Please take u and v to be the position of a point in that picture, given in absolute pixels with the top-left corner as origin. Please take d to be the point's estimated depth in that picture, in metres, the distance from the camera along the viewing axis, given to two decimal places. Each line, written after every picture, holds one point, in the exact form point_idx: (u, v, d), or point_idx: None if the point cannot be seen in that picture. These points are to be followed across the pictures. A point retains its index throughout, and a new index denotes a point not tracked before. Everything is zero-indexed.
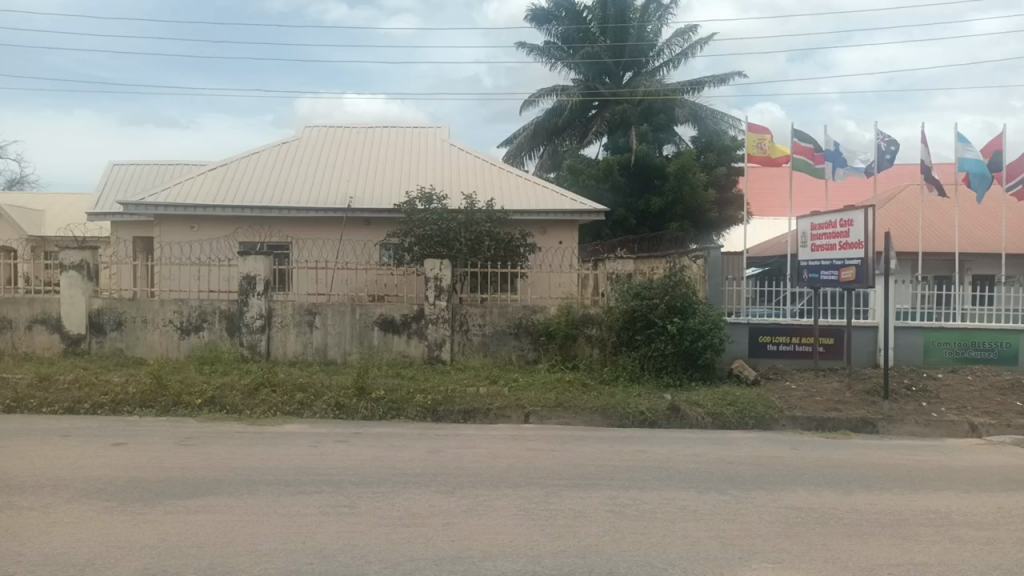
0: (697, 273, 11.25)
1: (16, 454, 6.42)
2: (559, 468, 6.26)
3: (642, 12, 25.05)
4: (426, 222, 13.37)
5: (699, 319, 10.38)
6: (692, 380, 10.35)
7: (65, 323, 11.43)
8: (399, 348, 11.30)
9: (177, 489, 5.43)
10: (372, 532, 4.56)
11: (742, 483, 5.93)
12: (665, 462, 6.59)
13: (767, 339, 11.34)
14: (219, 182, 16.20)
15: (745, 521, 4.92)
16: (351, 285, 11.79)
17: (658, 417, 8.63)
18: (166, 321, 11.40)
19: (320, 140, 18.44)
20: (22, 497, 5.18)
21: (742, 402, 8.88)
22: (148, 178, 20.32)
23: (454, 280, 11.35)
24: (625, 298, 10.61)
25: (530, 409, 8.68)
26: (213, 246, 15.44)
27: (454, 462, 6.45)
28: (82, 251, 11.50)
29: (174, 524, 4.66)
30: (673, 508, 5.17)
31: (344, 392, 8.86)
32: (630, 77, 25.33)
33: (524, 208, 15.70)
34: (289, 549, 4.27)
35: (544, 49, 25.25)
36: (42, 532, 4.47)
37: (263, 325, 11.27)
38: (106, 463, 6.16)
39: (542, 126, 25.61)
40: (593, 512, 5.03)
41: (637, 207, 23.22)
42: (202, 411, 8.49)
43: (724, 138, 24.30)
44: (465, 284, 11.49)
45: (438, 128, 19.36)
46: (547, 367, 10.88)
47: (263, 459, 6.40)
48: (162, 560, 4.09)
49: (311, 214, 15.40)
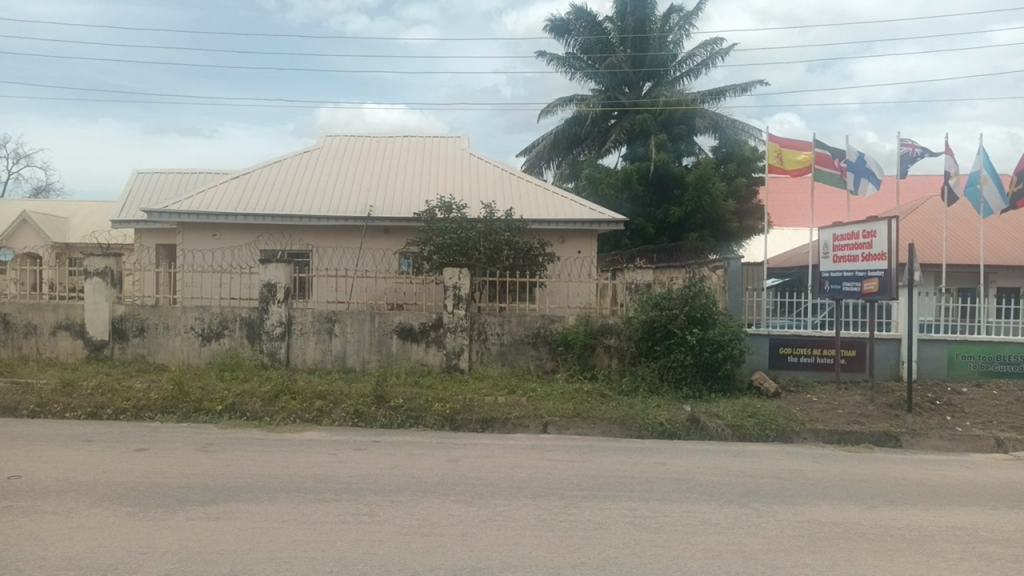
0: (717, 284, 11.20)
1: (40, 458, 6.50)
2: (578, 479, 6.22)
3: (663, 23, 25.07)
4: (446, 230, 13.40)
5: (719, 329, 10.30)
6: (712, 392, 10.27)
7: (89, 328, 11.56)
8: (417, 356, 11.32)
9: (199, 495, 5.46)
10: (392, 540, 4.57)
11: (763, 496, 5.87)
12: (684, 474, 6.54)
13: (787, 351, 11.24)
14: (240, 191, 16.35)
15: (766, 535, 4.87)
16: (370, 293, 11.83)
17: (677, 428, 8.57)
18: (188, 328, 11.51)
19: (340, 150, 18.56)
20: (45, 501, 5.23)
21: (762, 414, 8.80)
22: (171, 186, 20.57)
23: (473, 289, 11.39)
24: (645, 308, 10.57)
25: (548, 419, 8.64)
26: (235, 253, 15.58)
27: (473, 471, 6.44)
28: (106, 258, 11.65)
29: (195, 530, 4.69)
30: (693, 521, 5.13)
31: (363, 400, 8.88)
32: (650, 87, 25.30)
33: (543, 217, 15.70)
34: (309, 557, 4.28)
35: (565, 59, 25.28)
36: (65, 537, 4.51)
37: (283, 332, 11.34)
38: (127, 469, 6.21)
39: (561, 136, 25.64)
40: (613, 524, 5.01)
41: (656, 216, 23.19)
42: (222, 418, 8.56)
43: (744, 148, 24.19)
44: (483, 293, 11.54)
45: (458, 138, 19.44)
46: (565, 377, 10.86)
47: (283, 466, 6.42)
48: (183, 565, 4.11)
49: (332, 223, 15.50)
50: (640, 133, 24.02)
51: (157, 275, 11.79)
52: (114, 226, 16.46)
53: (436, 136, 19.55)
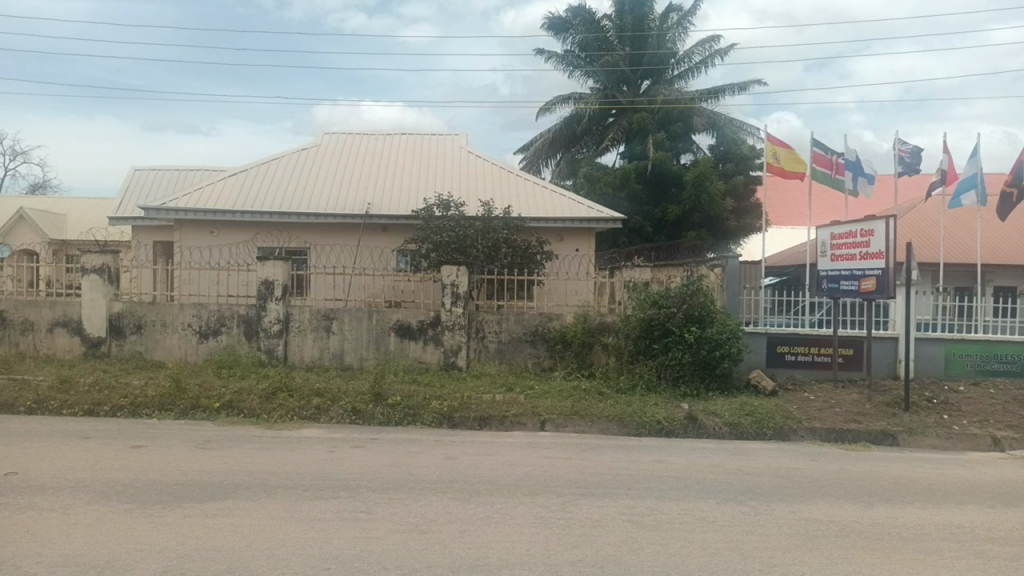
0: (714, 282, 11.24)
1: (37, 455, 6.50)
2: (576, 477, 6.22)
3: (661, 21, 25.05)
4: (444, 229, 13.38)
5: (717, 328, 10.30)
6: (709, 390, 10.28)
7: (86, 325, 11.55)
8: (415, 354, 11.32)
9: (198, 492, 5.46)
10: (389, 538, 4.57)
11: (761, 494, 5.88)
12: (682, 473, 6.54)
13: (784, 350, 11.25)
14: (238, 188, 16.33)
15: (764, 533, 4.88)
16: (368, 290, 11.81)
17: (674, 426, 8.58)
18: (186, 325, 11.50)
19: (338, 147, 18.53)
20: (43, 498, 5.22)
21: (760, 412, 8.81)
22: (168, 184, 20.54)
23: (470, 287, 11.39)
24: (643, 306, 10.57)
25: (545, 417, 8.66)
26: (232, 250, 15.55)
27: (471, 469, 6.45)
28: (103, 255, 11.64)
29: (192, 527, 4.69)
30: (691, 519, 5.14)
31: (360, 397, 8.87)
32: (648, 85, 25.28)
33: (541, 216, 15.70)
34: (306, 554, 4.28)
35: (563, 57, 25.26)
36: (62, 534, 4.50)
37: (280, 329, 11.33)
38: (124, 466, 6.19)
39: (559, 134, 25.64)
40: (611, 522, 5.01)
41: (653, 215, 23.23)
42: (219, 415, 8.56)
43: (742, 147, 24.20)
44: (480, 291, 11.57)
45: (456, 136, 19.42)
46: (563, 375, 10.86)
47: (281, 464, 6.41)
48: (181, 562, 4.11)
49: (328, 220, 15.48)
50: (638, 132, 24.03)
51: (154, 272, 11.78)
52: (111, 223, 16.44)
53: (433, 134, 19.51)
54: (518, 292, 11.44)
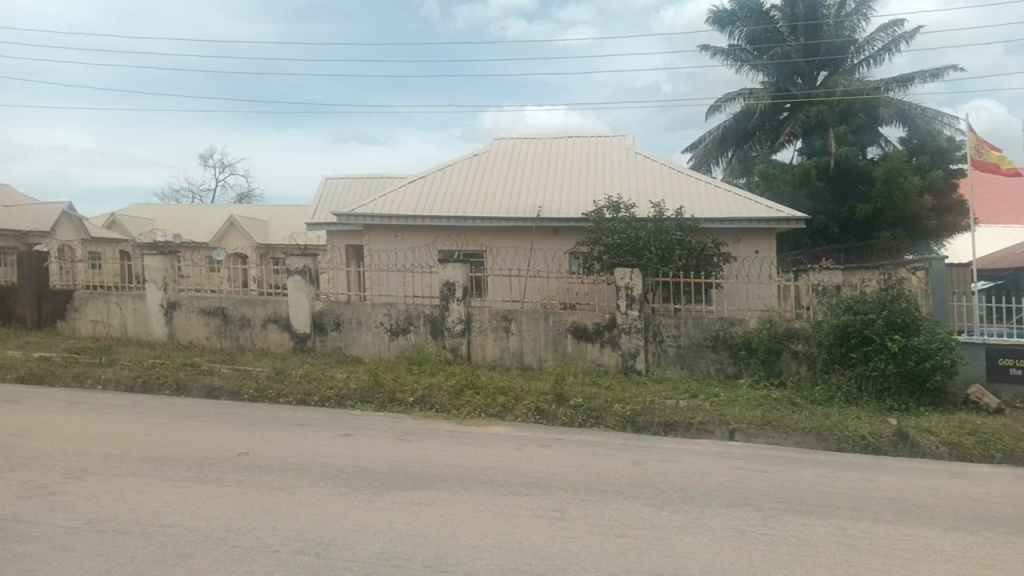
0: (918, 287, 10.35)
1: (262, 438, 7.21)
2: (778, 492, 5.94)
3: (838, 7, 23.31)
4: (614, 231, 13.33)
5: (924, 336, 9.42)
6: (919, 405, 9.41)
7: (295, 321, 12.66)
8: (593, 356, 11.34)
9: (403, 480, 5.81)
10: (586, 539, 4.59)
11: (994, 524, 5.29)
12: (898, 495, 6.03)
13: (1008, 362, 10.03)
14: (416, 194, 17.14)
15: (1007, 569, 4.39)
16: (545, 294, 12.00)
17: (882, 444, 7.93)
18: (377, 324, 12.28)
19: (505, 152, 18.97)
20: (272, 477, 5.78)
21: (982, 432, 7.96)
22: (355, 190, 22.04)
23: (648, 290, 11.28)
24: (835, 313, 9.91)
25: (735, 426, 8.36)
26: (416, 254, 16.38)
27: (663, 475, 6.34)
28: (304, 258, 12.63)
29: (401, 513, 4.99)
30: (915, 545, 4.73)
31: (545, 398, 9.04)
32: (826, 77, 23.72)
33: (716, 216, 15.21)
34: (507, 548, 4.40)
35: (729, 52, 24.28)
36: (291, 510, 4.95)
37: (462, 329, 11.81)
38: (338, 452, 6.72)
39: (733, 131, 24.64)
40: (823, 542, 4.73)
41: (839, 214, 21.77)
42: (414, 409, 9.05)
43: (940, 138, 22.00)
44: (658, 294, 11.43)
45: (623, 137, 19.28)
46: (750, 383, 10.38)
47: (474, 458, 6.67)
48: (394, 546, 4.37)
49: (502, 223, 15.89)
50: (818, 126, 22.54)
51: (348, 274, 12.67)
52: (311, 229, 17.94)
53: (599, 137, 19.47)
54: (695, 296, 11.20)
